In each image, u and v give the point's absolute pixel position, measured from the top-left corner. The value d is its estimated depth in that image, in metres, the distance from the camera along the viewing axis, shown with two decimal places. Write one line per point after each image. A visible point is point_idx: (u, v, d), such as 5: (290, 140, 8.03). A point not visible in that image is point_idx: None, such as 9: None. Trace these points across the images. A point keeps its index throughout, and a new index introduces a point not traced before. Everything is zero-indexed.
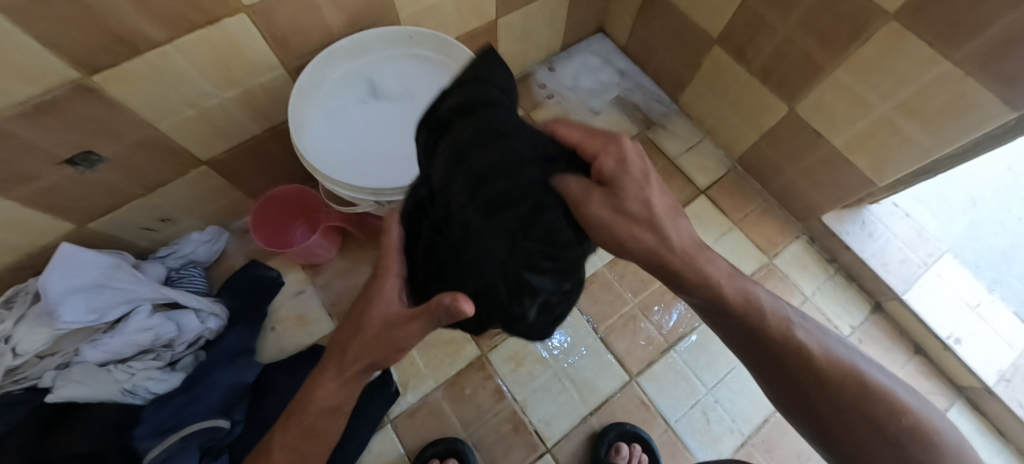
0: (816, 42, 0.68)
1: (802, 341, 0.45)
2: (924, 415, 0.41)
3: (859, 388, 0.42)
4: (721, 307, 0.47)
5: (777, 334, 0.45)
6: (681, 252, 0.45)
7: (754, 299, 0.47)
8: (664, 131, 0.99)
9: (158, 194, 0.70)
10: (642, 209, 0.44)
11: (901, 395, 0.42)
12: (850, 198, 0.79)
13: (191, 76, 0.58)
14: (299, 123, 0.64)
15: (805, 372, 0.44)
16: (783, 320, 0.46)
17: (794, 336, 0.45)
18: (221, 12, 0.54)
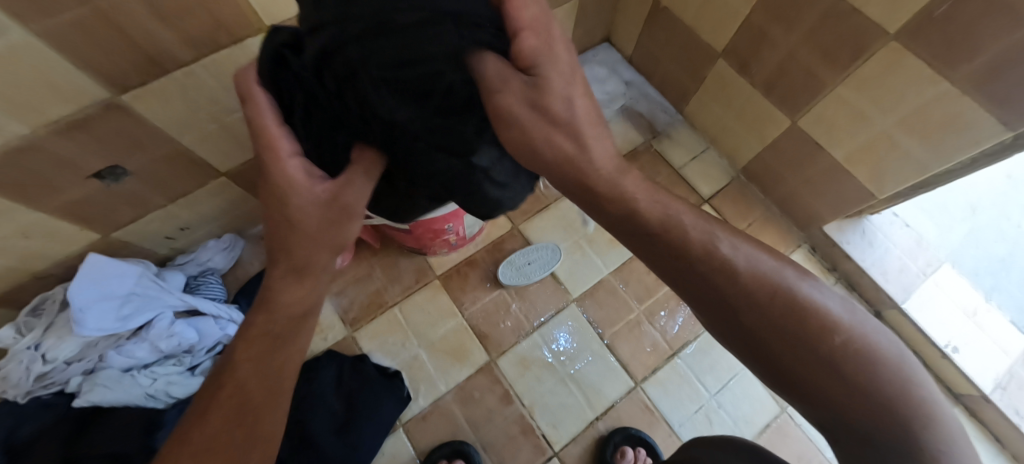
0: (818, 59, 0.70)
1: (720, 252, 0.37)
2: (857, 329, 0.34)
3: (789, 307, 0.34)
4: (629, 213, 0.39)
5: (693, 247, 0.37)
6: (595, 163, 0.38)
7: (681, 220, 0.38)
8: (668, 141, 1.01)
9: (179, 204, 0.72)
10: (566, 111, 0.36)
11: (861, 329, 0.34)
12: (851, 209, 0.81)
13: (215, 93, 0.60)
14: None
15: (727, 290, 0.36)
16: (705, 226, 0.38)
17: (711, 248, 0.37)
18: (246, 32, 0.56)
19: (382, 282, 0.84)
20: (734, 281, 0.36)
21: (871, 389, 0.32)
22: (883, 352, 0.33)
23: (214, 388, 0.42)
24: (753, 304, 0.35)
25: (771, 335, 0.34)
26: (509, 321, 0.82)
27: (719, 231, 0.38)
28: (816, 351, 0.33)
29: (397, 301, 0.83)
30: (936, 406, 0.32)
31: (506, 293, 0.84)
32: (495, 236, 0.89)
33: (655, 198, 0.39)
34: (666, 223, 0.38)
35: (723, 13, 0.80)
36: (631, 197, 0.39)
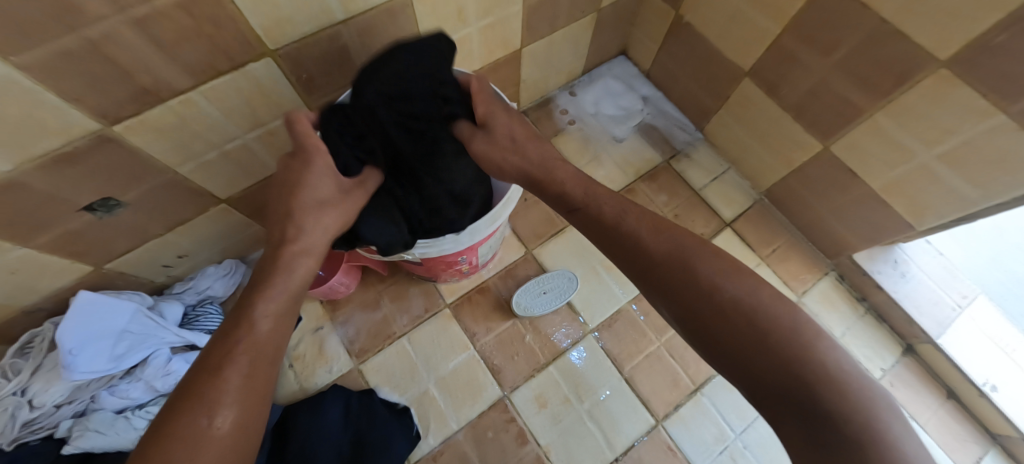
0: (855, 84, 0.66)
1: (630, 224, 0.46)
2: (753, 291, 0.41)
3: (685, 267, 0.43)
4: (565, 199, 0.50)
5: (608, 224, 0.48)
6: (540, 157, 0.51)
7: (604, 208, 0.48)
8: (688, 161, 0.96)
9: (177, 233, 0.68)
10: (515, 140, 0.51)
11: (755, 288, 0.41)
12: (884, 240, 0.77)
13: (213, 120, 0.56)
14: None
15: (636, 256, 0.45)
16: (620, 204, 0.48)
17: (622, 224, 0.47)
18: (248, 56, 0.51)
19: (390, 311, 0.80)
20: (640, 248, 0.45)
21: (756, 327, 0.39)
22: (764, 300, 0.41)
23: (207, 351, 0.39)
24: (655, 265, 0.44)
25: (671, 292, 0.43)
26: (522, 352, 0.78)
27: (631, 210, 0.48)
28: (723, 312, 0.41)
29: (405, 332, 0.79)
30: (823, 344, 0.39)
31: (520, 324, 0.80)
32: (507, 262, 0.84)
33: (587, 185, 0.50)
34: (591, 205, 0.49)
35: (750, 31, 0.76)
36: (564, 184, 0.50)
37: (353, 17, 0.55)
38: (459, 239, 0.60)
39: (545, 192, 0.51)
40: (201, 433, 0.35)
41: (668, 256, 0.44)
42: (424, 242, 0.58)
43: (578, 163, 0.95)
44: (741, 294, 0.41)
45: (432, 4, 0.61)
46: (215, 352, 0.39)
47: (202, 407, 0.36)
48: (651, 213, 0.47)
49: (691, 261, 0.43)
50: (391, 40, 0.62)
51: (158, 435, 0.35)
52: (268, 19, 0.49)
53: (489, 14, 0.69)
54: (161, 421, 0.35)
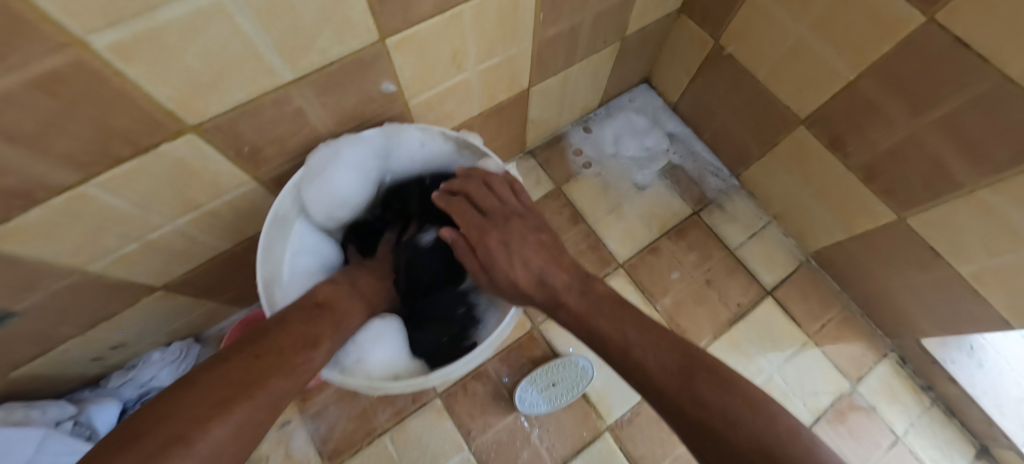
0: (958, 153, 0.52)
1: (638, 351, 0.40)
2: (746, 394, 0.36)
3: (671, 373, 0.38)
4: (567, 320, 0.46)
5: (614, 351, 0.42)
6: (545, 278, 0.48)
7: (598, 321, 0.43)
8: (721, 213, 0.83)
9: (104, 327, 0.55)
10: (536, 254, 0.49)
11: (748, 390, 0.36)
12: (967, 330, 0.64)
13: (126, 210, 0.42)
14: (273, 264, 0.53)
15: (647, 391, 0.39)
16: (630, 329, 0.42)
17: (630, 350, 0.40)
18: (160, 135, 0.38)
19: (370, 402, 0.68)
20: (650, 382, 0.39)
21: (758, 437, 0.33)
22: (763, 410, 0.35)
23: (269, 345, 0.43)
24: (656, 389, 0.38)
25: (675, 411, 0.37)
26: (526, 454, 0.66)
27: (638, 332, 0.41)
28: (715, 419, 0.35)
29: (387, 428, 0.67)
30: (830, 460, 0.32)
31: (525, 419, 0.67)
32: (510, 341, 0.71)
33: (587, 302, 0.45)
34: (594, 328, 0.43)
35: (811, 74, 0.61)
36: (569, 307, 0.46)
37: (308, 76, 0.41)
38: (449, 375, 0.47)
39: (553, 315, 0.48)
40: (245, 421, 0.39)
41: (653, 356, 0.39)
42: (404, 384, 0.45)
43: (594, 216, 0.81)
44: (733, 396, 0.35)
45: (415, 51, 0.47)
46: (282, 356, 0.43)
47: (257, 402, 0.40)
48: (636, 313, 0.43)
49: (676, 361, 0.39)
50: (364, 95, 0.48)
51: (204, 411, 0.37)
52: (180, 88, 0.35)
53: (491, 56, 0.55)
54: (214, 395, 0.38)
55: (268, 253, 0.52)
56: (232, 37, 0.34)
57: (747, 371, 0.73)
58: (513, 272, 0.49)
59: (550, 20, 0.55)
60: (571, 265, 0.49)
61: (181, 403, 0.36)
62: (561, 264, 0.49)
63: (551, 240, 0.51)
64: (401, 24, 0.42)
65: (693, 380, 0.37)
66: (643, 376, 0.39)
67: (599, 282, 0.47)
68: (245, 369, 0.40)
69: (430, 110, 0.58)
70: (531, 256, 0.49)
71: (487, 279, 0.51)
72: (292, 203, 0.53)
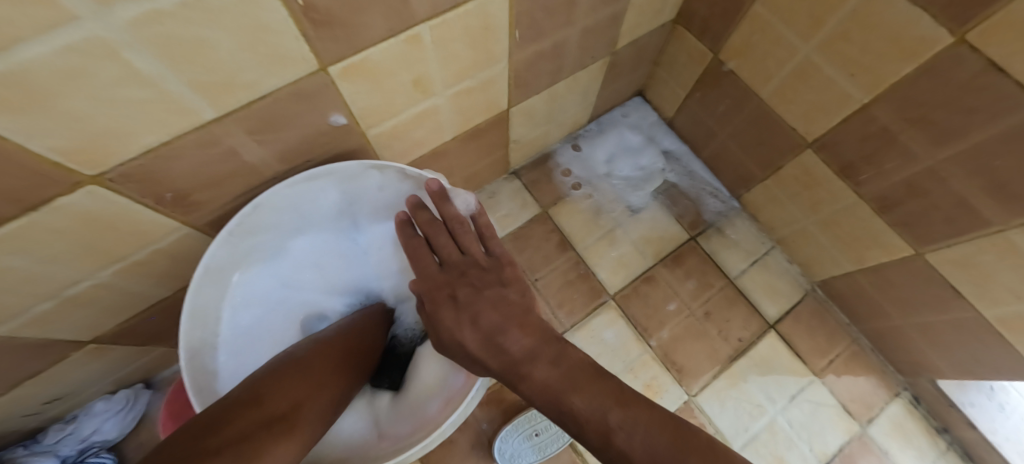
0: (990, 189, 0.45)
1: (623, 436, 0.32)
2: None
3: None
4: (533, 397, 0.37)
5: (594, 436, 0.33)
6: (503, 343, 0.40)
7: (574, 398, 0.35)
8: (720, 238, 0.77)
9: (30, 385, 0.49)
10: (495, 311, 0.43)
11: None
12: (990, 375, 0.58)
13: (27, 270, 0.36)
14: (202, 326, 0.46)
15: None
16: (613, 408, 0.34)
17: (613, 436, 0.32)
18: (51, 190, 0.31)
19: None
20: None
21: None
22: None
23: (344, 341, 0.48)
24: None
25: None
26: None
27: (622, 412, 0.33)
28: None
29: None
30: None
31: None
32: (490, 384, 0.65)
33: (559, 372, 0.37)
34: (568, 407, 0.35)
35: (820, 96, 0.55)
36: (535, 379, 0.37)
37: (234, 113, 0.35)
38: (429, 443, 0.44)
39: (515, 388, 0.39)
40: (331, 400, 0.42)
41: (644, 444, 0.31)
42: None
43: (584, 243, 0.75)
44: None
45: (367, 80, 0.40)
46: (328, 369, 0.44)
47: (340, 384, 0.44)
48: (618, 385, 0.35)
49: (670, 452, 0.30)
50: (311, 129, 0.42)
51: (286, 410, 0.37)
52: (66, 137, 0.29)
53: (463, 80, 0.49)
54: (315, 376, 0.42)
55: (199, 314, 0.45)
56: (124, 76, 0.28)
57: (749, 413, 0.67)
58: (464, 336, 0.42)
59: (528, 39, 0.49)
60: (540, 325, 0.42)
61: (291, 375, 0.40)
62: (525, 325, 0.41)
63: (516, 296, 0.45)
64: (345, 52, 0.36)
65: None
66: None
67: (572, 347, 0.39)
68: (334, 357, 0.45)
69: (395, 140, 0.51)
70: (486, 314, 0.43)
71: (439, 342, 0.45)
72: (229, 255, 0.46)
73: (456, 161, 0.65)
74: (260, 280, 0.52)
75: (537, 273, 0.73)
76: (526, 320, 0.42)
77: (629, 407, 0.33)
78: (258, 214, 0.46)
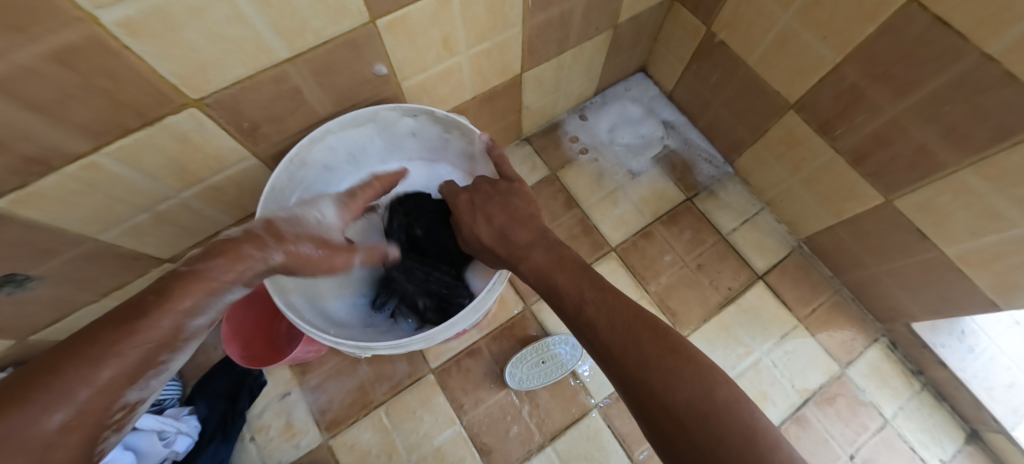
0: (940, 133, 0.52)
1: (591, 310, 0.40)
2: (688, 361, 0.35)
3: (624, 331, 0.38)
4: (528, 275, 0.46)
5: (571, 309, 0.42)
6: (509, 235, 0.48)
7: (558, 278, 0.43)
8: (714, 200, 0.84)
9: (114, 298, 0.58)
10: (505, 212, 0.50)
11: (696, 355, 0.36)
12: (955, 313, 0.64)
13: (135, 181, 0.45)
14: None
15: (596, 347, 0.39)
16: (588, 289, 0.42)
17: (583, 309, 0.41)
18: (166, 108, 0.40)
19: (368, 378, 0.70)
20: (599, 340, 0.39)
21: (685, 399, 0.33)
22: (699, 377, 0.34)
23: (82, 361, 0.30)
24: (603, 345, 0.38)
25: (616, 366, 0.37)
26: (517, 427, 0.68)
27: (596, 294, 0.41)
28: (652, 378, 0.35)
29: (384, 401, 0.69)
30: (758, 428, 0.32)
31: (515, 396, 0.70)
32: (502, 321, 0.73)
33: (551, 260, 0.45)
34: (554, 285, 0.43)
35: (799, 60, 0.62)
36: (530, 262, 0.45)
37: (303, 55, 0.44)
38: (432, 339, 0.51)
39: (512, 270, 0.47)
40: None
41: (607, 315, 0.39)
42: (390, 345, 0.48)
43: (588, 202, 0.83)
44: (675, 358, 0.35)
45: (407, 34, 0.49)
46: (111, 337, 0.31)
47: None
48: (595, 276, 0.42)
49: (623, 323, 0.38)
50: (359, 76, 0.51)
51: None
52: (186, 65, 0.38)
53: (483, 42, 0.57)
54: None
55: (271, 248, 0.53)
56: (229, 14, 0.36)
57: (736, 353, 0.74)
58: (477, 230, 0.50)
59: (539, 8, 0.57)
60: (541, 225, 0.49)
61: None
62: (526, 222, 0.49)
63: (523, 203, 0.51)
64: (392, 7, 0.45)
65: (639, 337, 0.37)
66: (596, 336, 0.39)
67: (566, 247, 0.46)
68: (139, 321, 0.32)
69: (424, 94, 0.60)
70: (497, 214, 0.50)
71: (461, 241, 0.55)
72: (289, 181, 0.55)
73: (474, 121, 0.73)
74: None
75: None
76: (529, 220, 0.49)
77: (603, 292, 0.41)
78: (311, 150, 0.55)
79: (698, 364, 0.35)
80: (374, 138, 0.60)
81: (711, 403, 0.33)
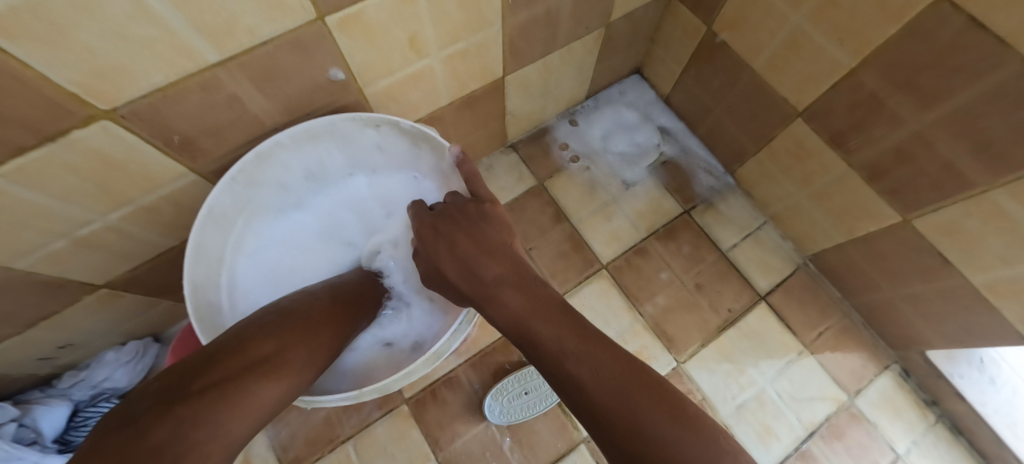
0: (972, 149, 0.46)
1: (572, 360, 0.34)
2: (692, 429, 0.29)
3: (614, 388, 0.31)
4: (499, 318, 0.39)
5: (549, 360, 0.35)
6: (476, 269, 0.42)
7: (532, 324, 0.37)
8: (714, 214, 0.78)
9: (42, 329, 0.51)
10: (475, 244, 0.44)
11: (699, 421, 0.30)
12: (978, 344, 0.58)
13: (44, 206, 0.39)
14: (209, 264, 0.50)
15: (579, 409, 0.32)
16: (568, 336, 0.35)
17: (564, 360, 0.34)
18: (69, 123, 0.34)
19: (336, 411, 0.64)
20: (583, 401, 0.32)
21: None
22: (706, 448, 0.28)
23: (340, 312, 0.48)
24: (589, 405, 0.32)
25: (606, 435, 0.30)
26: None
27: (577, 342, 0.35)
28: (651, 453, 0.28)
29: (351, 436, 0.63)
30: None
31: (496, 429, 0.64)
32: (483, 346, 0.68)
33: (525, 301, 0.39)
34: (528, 331, 0.37)
35: (810, 65, 0.56)
36: (501, 303, 0.39)
37: (237, 58, 0.37)
38: (388, 386, 0.46)
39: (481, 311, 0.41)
40: (259, 409, 0.35)
41: (590, 372, 0.33)
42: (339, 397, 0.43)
43: (578, 216, 0.77)
44: (676, 426, 0.29)
45: (365, 34, 0.43)
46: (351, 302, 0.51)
47: (281, 387, 0.38)
48: (578, 322, 0.37)
49: (612, 380, 0.32)
50: (312, 82, 0.44)
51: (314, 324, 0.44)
52: (84, 72, 0.31)
53: (456, 42, 0.51)
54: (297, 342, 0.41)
55: (198, 291, 0.49)
56: (132, 9, 0.30)
57: (737, 383, 0.69)
58: (443, 261, 0.44)
59: (521, 5, 0.51)
60: (515, 259, 0.43)
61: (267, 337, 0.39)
62: (500, 255, 0.43)
63: (498, 233, 0.45)
64: (342, 3, 0.38)
65: (632, 400, 0.31)
66: (580, 394, 0.32)
67: (542, 284, 0.41)
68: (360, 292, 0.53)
69: (391, 101, 0.54)
70: (463, 243, 0.44)
71: (425, 271, 0.48)
72: (234, 202, 0.49)
73: (453, 128, 0.67)
74: (261, 235, 0.56)
75: (531, 243, 0.75)
76: (503, 252, 0.43)
77: (586, 340, 0.35)
78: (259, 168, 0.49)
79: (701, 432, 0.29)
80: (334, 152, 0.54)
81: None
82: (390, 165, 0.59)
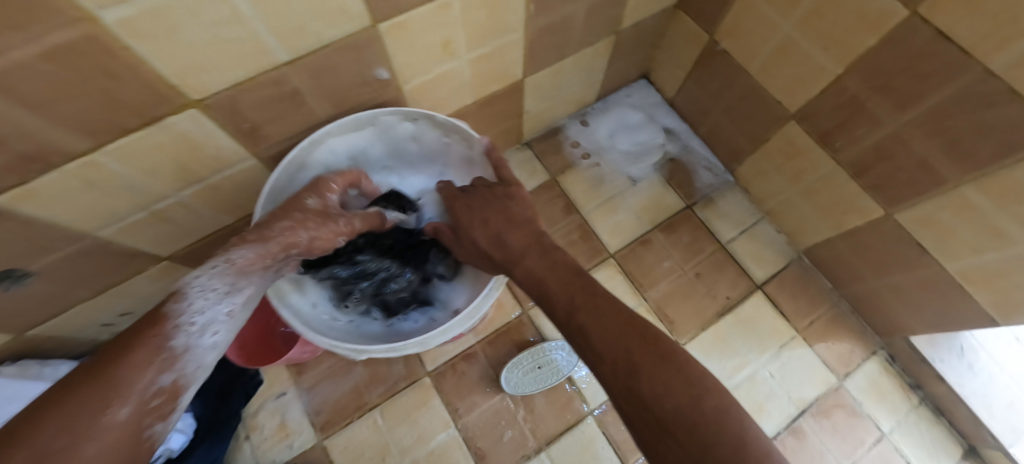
0: (942, 146, 0.51)
1: (581, 314, 0.40)
2: (680, 369, 0.35)
3: (614, 336, 0.37)
4: (521, 278, 0.46)
5: (562, 313, 0.42)
6: (503, 238, 0.49)
7: (549, 284, 0.44)
8: (714, 209, 0.84)
9: (110, 295, 0.58)
10: (503, 217, 0.50)
11: (688, 363, 0.35)
12: (954, 329, 0.64)
13: (131, 181, 0.45)
14: None
15: (586, 353, 0.39)
16: (579, 294, 0.42)
17: (574, 313, 0.40)
18: (165, 108, 0.40)
19: (363, 381, 0.70)
20: (589, 345, 0.38)
21: (672, 406, 0.33)
22: (688, 383, 0.34)
23: (135, 354, 0.39)
24: (594, 349, 0.38)
25: (606, 372, 0.37)
26: (511, 432, 0.68)
27: (586, 299, 0.41)
28: (643, 385, 0.34)
29: (377, 403, 0.69)
30: (747, 434, 0.31)
31: (510, 400, 0.69)
32: (498, 325, 0.73)
33: (543, 265, 0.45)
34: (546, 290, 0.43)
35: (800, 70, 0.62)
36: (523, 266, 0.46)
37: (302, 58, 0.44)
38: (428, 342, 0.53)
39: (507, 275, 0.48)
40: None
41: (596, 323, 0.39)
42: (386, 349, 0.50)
43: (587, 208, 0.83)
44: (665, 366, 0.35)
45: (406, 38, 0.49)
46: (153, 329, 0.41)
47: None
48: (588, 283, 0.42)
49: (614, 329, 0.38)
50: (358, 79, 0.51)
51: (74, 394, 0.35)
52: (183, 67, 0.38)
53: (481, 46, 0.57)
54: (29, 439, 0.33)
55: None
56: (227, 16, 0.36)
57: (732, 365, 0.74)
58: (474, 233, 0.51)
59: (540, 13, 0.57)
60: (536, 231, 0.49)
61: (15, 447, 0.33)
62: (524, 227, 0.49)
63: (522, 209, 0.51)
64: (391, 12, 0.44)
65: (630, 346, 0.36)
66: (585, 339, 0.39)
67: (560, 251, 0.47)
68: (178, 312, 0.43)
69: (421, 97, 0.60)
70: (492, 218, 0.50)
71: (460, 245, 0.55)
72: (288, 181, 0.56)
73: (474, 125, 0.73)
74: None
75: None
76: (526, 225, 0.49)
77: (596, 297, 0.41)
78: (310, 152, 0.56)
79: (688, 372, 0.35)
80: (372, 141, 0.61)
81: (698, 411, 0.32)
82: (420, 154, 0.66)
